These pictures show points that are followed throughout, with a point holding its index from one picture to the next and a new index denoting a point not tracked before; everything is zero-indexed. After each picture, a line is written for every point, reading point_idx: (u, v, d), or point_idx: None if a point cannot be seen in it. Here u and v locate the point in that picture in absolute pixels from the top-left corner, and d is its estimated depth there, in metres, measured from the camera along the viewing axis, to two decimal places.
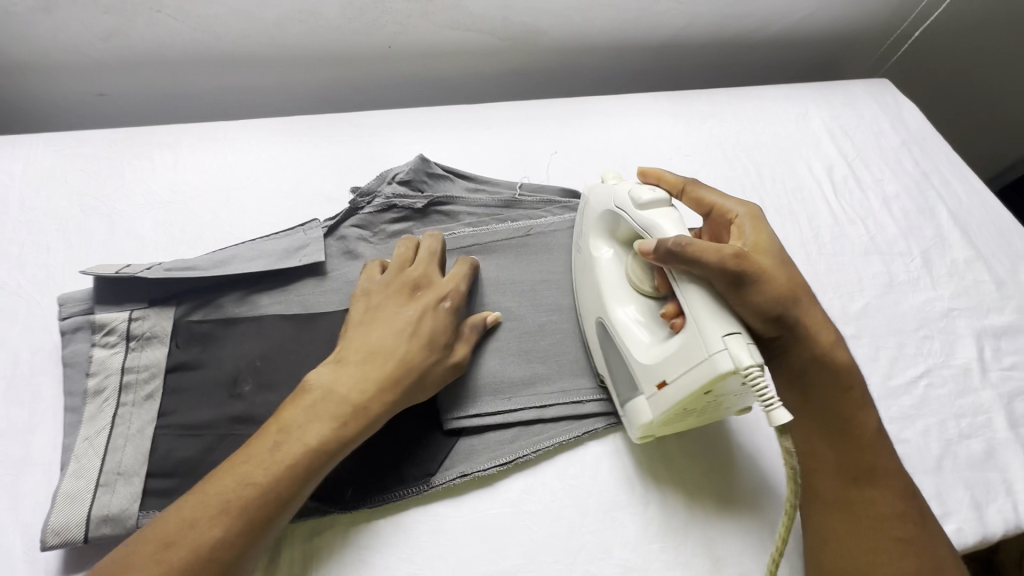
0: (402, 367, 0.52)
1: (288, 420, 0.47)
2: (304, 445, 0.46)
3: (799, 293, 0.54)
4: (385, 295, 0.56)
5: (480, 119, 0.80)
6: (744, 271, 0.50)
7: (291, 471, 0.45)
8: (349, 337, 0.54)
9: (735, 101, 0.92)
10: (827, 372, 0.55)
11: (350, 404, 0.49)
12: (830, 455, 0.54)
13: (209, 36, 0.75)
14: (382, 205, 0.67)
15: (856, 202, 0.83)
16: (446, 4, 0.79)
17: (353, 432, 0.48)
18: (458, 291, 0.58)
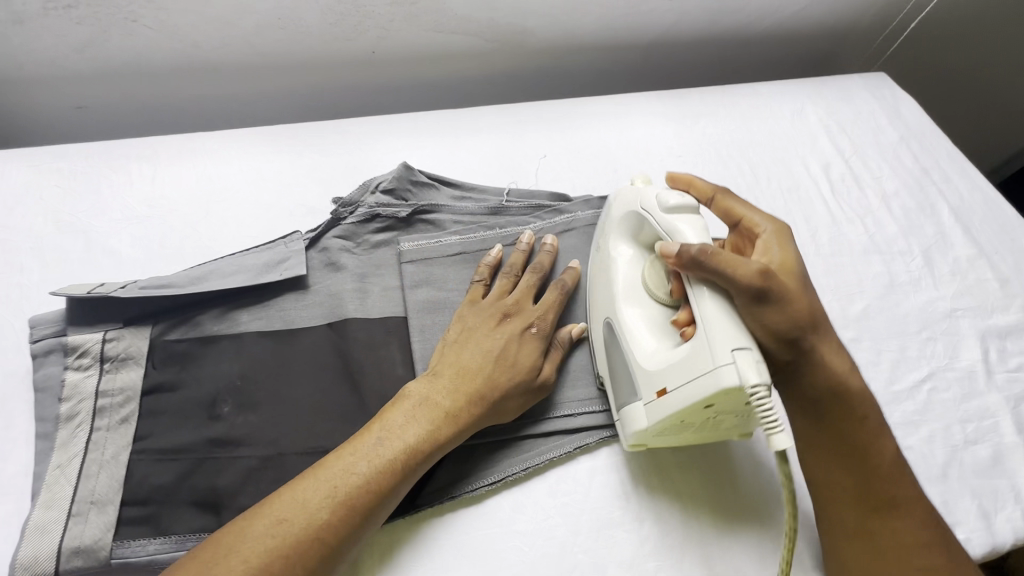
0: (493, 384, 0.53)
1: (389, 419, 0.50)
2: (404, 444, 0.49)
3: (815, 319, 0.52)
4: (481, 314, 0.58)
5: (466, 124, 0.78)
6: (767, 290, 0.48)
7: (388, 471, 0.47)
8: (449, 350, 0.56)
9: (729, 100, 0.90)
10: (843, 402, 0.53)
11: (446, 410, 0.51)
12: (850, 487, 0.52)
13: (188, 46, 0.73)
14: (365, 215, 0.65)
15: (855, 200, 0.81)
16: (429, 7, 0.77)
17: (448, 437, 0.51)
18: (547, 317, 0.59)
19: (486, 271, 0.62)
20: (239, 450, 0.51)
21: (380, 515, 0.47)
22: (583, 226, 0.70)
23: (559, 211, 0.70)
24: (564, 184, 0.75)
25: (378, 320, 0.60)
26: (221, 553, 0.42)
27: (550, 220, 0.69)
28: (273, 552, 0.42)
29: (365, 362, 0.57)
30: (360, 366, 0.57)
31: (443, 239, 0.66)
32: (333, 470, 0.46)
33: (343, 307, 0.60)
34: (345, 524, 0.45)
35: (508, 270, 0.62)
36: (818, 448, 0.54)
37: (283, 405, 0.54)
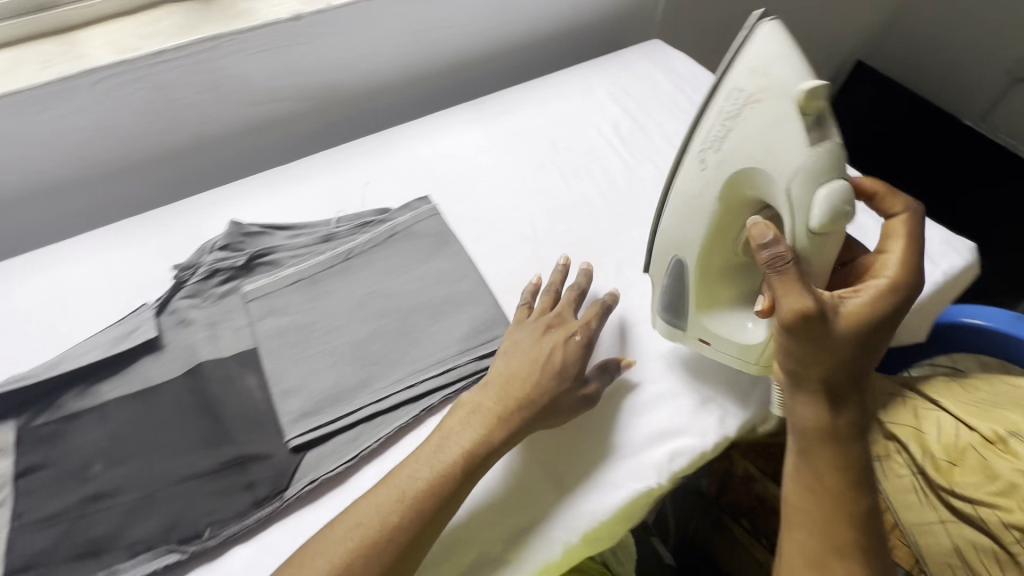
0: (538, 388, 0.60)
1: (446, 428, 0.58)
2: (462, 448, 0.56)
3: (857, 373, 0.55)
4: (535, 331, 0.65)
5: (294, 175, 0.88)
6: (817, 323, 0.52)
7: (448, 475, 0.55)
8: (510, 358, 0.63)
9: (526, 95, 1.03)
10: (843, 458, 0.55)
11: (496, 413, 0.59)
12: (828, 510, 0.55)
13: (22, 175, 0.81)
14: (206, 272, 0.73)
15: (643, 146, 0.95)
16: (233, 85, 0.88)
17: (500, 441, 0.58)
18: (587, 327, 0.66)
19: (529, 292, 0.71)
20: (113, 499, 0.57)
21: (446, 512, 0.54)
22: (406, 228, 0.80)
23: (383, 223, 0.80)
24: (388, 201, 0.85)
25: (231, 357, 0.67)
26: (311, 553, 0.50)
27: (376, 232, 0.79)
28: (354, 553, 0.50)
29: (221, 394, 0.64)
30: (217, 399, 0.64)
31: (281, 273, 0.75)
32: (411, 476, 0.54)
33: (197, 353, 0.67)
34: (415, 521, 0.52)
35: (548, 288, 0.71)
36: (822, 471, 0.55)
37: (151, 450, 0.60)
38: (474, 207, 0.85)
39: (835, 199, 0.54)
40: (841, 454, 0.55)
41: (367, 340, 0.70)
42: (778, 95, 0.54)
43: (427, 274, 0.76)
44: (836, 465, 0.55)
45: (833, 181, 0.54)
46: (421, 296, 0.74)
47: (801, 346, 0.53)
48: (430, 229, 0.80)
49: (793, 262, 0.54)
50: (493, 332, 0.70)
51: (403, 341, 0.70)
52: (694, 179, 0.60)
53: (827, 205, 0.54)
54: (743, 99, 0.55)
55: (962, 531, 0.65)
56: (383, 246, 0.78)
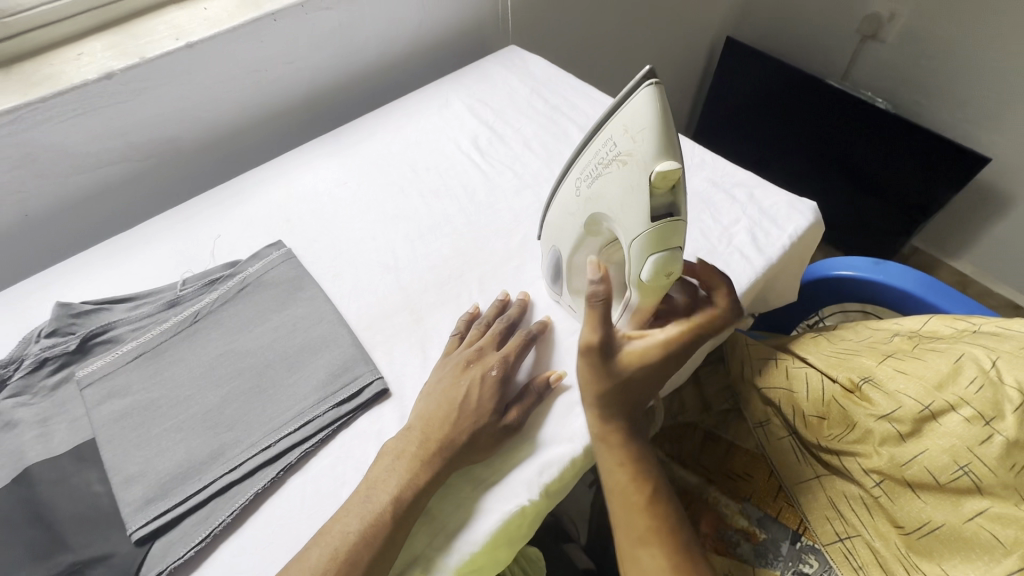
0: (457, 427, 0.60)
1: (372, 478, 0.57)
2: (388, 494, 0.55)
3: (637, 390, 0.62)
4: (459, 368, 0.65)
5: (135, 240, 0.83)
6: (600, 354, 0.60)
7: (377, 522, 0.54)
8: (431, 393, 0.63)
9: (384, 119, 1.02)
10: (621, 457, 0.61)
11: (419, 457, 0.58)
12: (626, 509, 0.60)
13: None
14: (32, 364, 0.67)
15: (501, 155, 0.94)
16: (51, 157, 0.81)
17: (424, 481, 0.57)
18: (508, 359, 0.66)
19: (465, 322, 0.71)
20: None
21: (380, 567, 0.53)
22: (256, 279, 0.76)
23: (232, 277, 0.76)
24: (239, 252, 0.81)
25: (65, 453, 0.62)
26: None
27: (225, 287, 0.75)
28: None
29: (56, 495, 0.59)
30: (50, 502, 0.58)
31: (121, 350, 0.70)
32: (336, 531, 0.54)
33: (25, 456, 0.61)
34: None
35: (481, 321, 0.71)
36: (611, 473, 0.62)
37: None
38: (332, 244, 0.82)
39: (662, 267, 0.51)
40: (622, 454, 0.61)
41: (219, 406, 0.66)
42: (636, 168, 0.47)
43: (282, 323, 0.72)
44: (621, 465, 0.61)
45: (665, 254, 0.50)
46: (275, 347, 0.70)
47: (592, 369, 0.61)
48: (283, 276, 0.77)
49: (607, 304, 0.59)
50: (351, 374, 0.67)
51: (258, 399, 0.66)
52: (570, 199, 0.59)
53: (651, 272, 0.51)
54: (609, 156, 0.50)
55: (834, 483, 0.70)
56: (233, 302, 0.74)
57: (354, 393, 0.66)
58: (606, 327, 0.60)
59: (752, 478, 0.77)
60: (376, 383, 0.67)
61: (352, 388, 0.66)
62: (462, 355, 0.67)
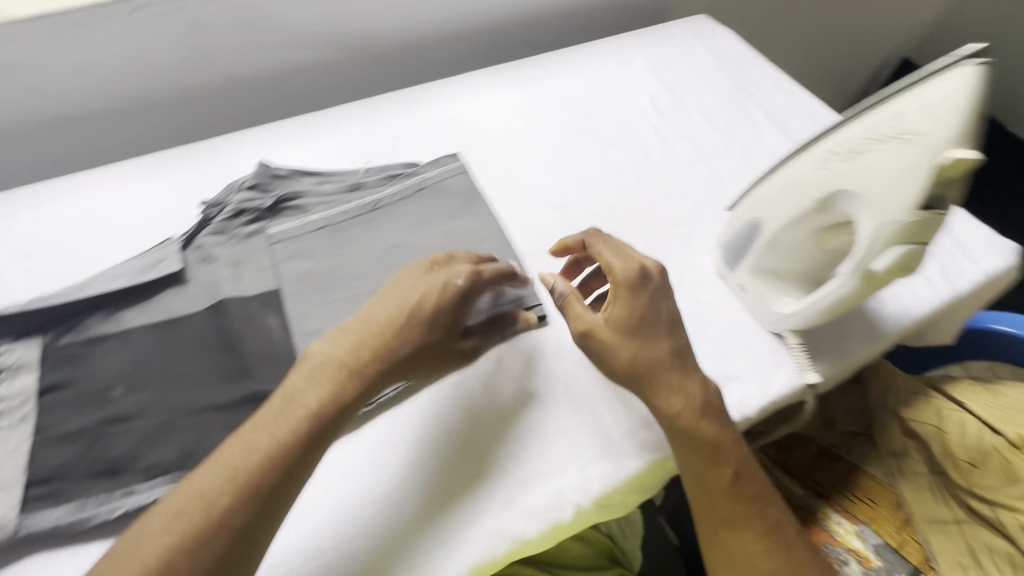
0: (397, 339, 0.55)
1: (287, 390, 0.52)
2: (304, 411, 0.50)
3: (662, 371, 0.57)
4: (409, 280, 0.58)
5: (324, 122, 0.87)
6: (590, 340, 0.59)
7: (287, 442, 0.49)
8: (362, 310, 0.56)
9: (565, 61, 1.01)
10: (690, 433, 0.56)
11: (348, 365, 0.53)
12: (710, 506, 0.56)
13: (52, 100, 0.80)
14: (232, 212, 0.73)
15: (680, 121, 0.92)
16: (269, 28, 0.86)
17: (348, 396, 0.52)
18: (474, 279, 0.59)
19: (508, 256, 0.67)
20: (137, 422, 0.57)
21: (282, 496, 0.48)
22: (434, 184, 0.78)
23: (411, 177, 0.79)
24: (417, 157, 0.84)
25: (253, 297, 0.67)
26: (135, 539, 0.44)
27: (404, 184, 0.78)
28: (181, 538, 0.44)
29: (245, 331, 0.64)
30: (241, 334, 0.64)
31: (307, 218, 0.74)
32: (238, 452, 0.48)
33: (220, 290, 0.67)
34: (243, 514, 0.46)
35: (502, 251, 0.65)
36: (682, 448, 0.57)
37: (171, 378, 0.60)
38: (503, 170, 0.84)
39: (904, 259, 0.51)
40: (685, 430, 0.56)
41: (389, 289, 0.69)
42: (927, 152, 0.48)
43: (453, 232, 0.75)
44: (688, 442, 0.56)
45: (914, 247, 0.51)
46: (445, 252, 0.73)
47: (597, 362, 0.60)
48: (458, 187, 0.79)
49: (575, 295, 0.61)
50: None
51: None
52: (806, 171, 0.57)
53: (891, 262, 0.52)
54: (891, 131, 0.50)
55: (977, 534, 0.67)
56: (410, 200, 0.77)
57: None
58: (580, 311, 0.60)
59: (878, 505, 0.74)
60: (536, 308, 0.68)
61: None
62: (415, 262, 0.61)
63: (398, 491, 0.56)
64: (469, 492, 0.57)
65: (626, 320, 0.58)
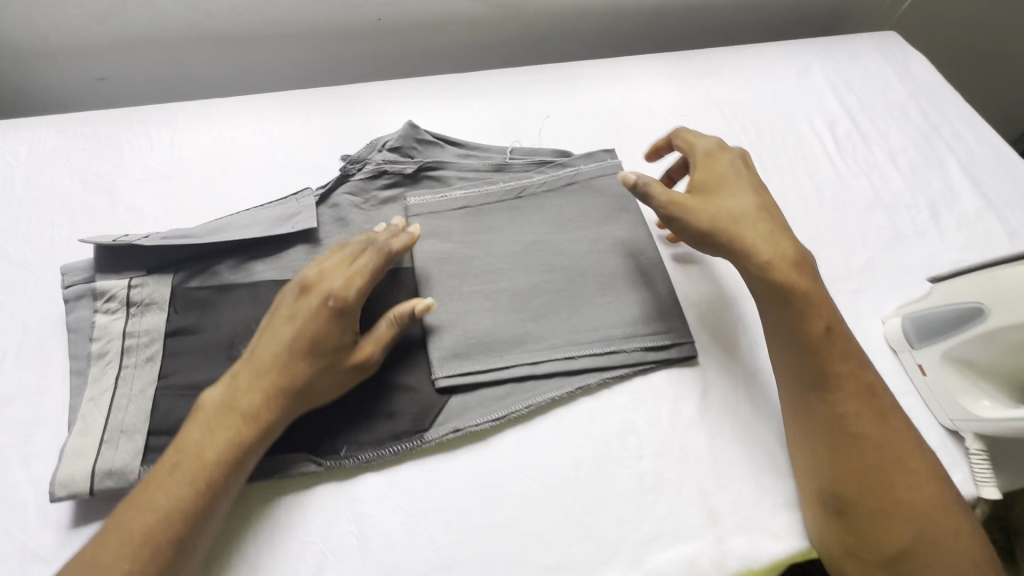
0: (291, 370, 0.48)
1: (180, 441, 0.46)
2: (207, 464, 0.44)
3: (734, 222, 0.58)
4: (283, 308, 0.50)
5: (471, 88, 0.80)
6: (675, 211, 0.59)
7: (193, 495, 0.43)
8: (253, 339, 0.49)
9: (735, 61, 0.89)
10: (787, 311, 0.55)
11: (241, 413, 0.46)
12: (806, 391, 0.53)
13: (200, 15, 0.76)
14: (372, 171, 0.67)
15: (860, 156, 0.81)
16: None
17: (253, 445, 0.46)
18: (349, 303, 0.49)
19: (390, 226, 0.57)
20: None
21: (188, 558, 0.44)
22: (585, 180, 0.71)
23: (561, 167, 0.72)
24: (566, 145, 0.76)
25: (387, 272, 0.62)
26: None
27: (554, 174, 0.71)
28: None
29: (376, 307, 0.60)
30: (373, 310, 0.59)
31: (448, 193, 0.68)
32: (141, 514, 0.42)
33: None
34: None
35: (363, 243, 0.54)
36: (781, 328, 0.55)
37: None
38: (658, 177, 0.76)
39: None
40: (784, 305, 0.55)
41: (529, 291, 0.63)
42: None
43: (601, 238, 0.67)
44: (785, 321, 0.55)
45: None
46: (590, 260, 0.66)
47: (679, 227, 0.60)
48: (611, 190, 0.71)
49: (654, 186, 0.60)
50: (663, 325, 0.62)
51: (565, 302, 0.63)
52: None
53: None
54: None
55: None
56: (558, 194, 0.70)
57: (664, 347, 0.61)
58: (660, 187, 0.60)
59: None
60: (686, 346, 0.61)
61: (663, 341, 0.61)
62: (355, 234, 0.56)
63: (518, 523, 0.52)
64: (592, 540, 0.52)
65: (705, 188, 0.60)
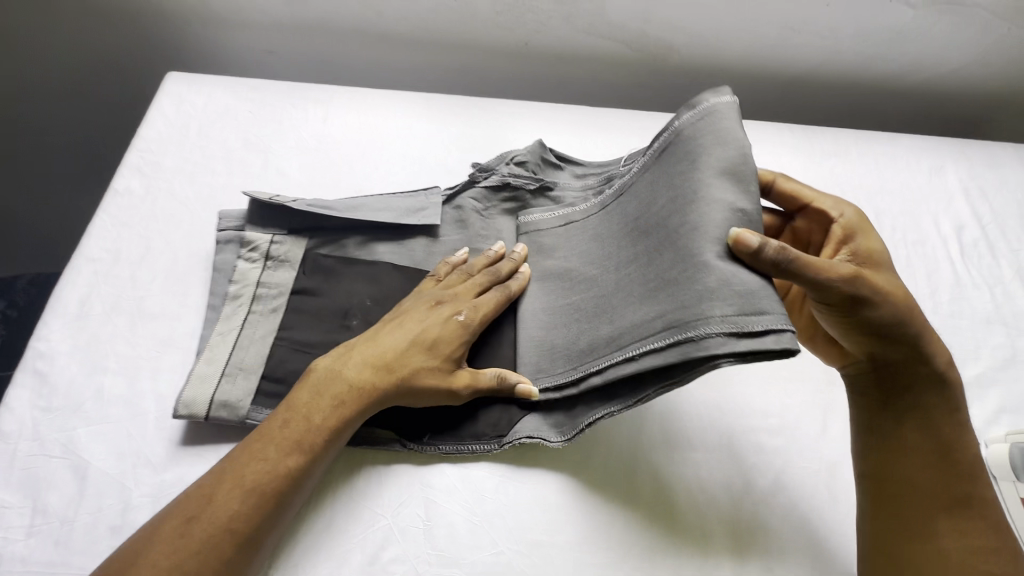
0: (405, 361, 0.52)
1: (292, 400, 0.50)
2: (314, 424, 0.48)
3: (914, 307, 0.53)
4: (415, 311, 0.56)
5: (599, 121, 0.83)
6: (863, 289, 0.49)
7: (299, 450, 0.47)
8: (378, 329, 0.55)
9: (863, 144, 0.88)
10: (938, 391, 0.53)
11: (351, 384, 0.51)
12: (940, 486, 0.50)
13: (372, 13, 0.84)
14: (497, 181, 0.69)
15: (985, 267, 0.77)
16: (587, 9, 0.83)
17: (357, 414, 0.50)
18: (476, 318, 0.56)
19: (497, 252, 0.63)
20: None
21: (289, 505, 0.47)
22: (680, 135, 0.55)
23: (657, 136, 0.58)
24: None
25: None
26: (153, 535, 0.43)
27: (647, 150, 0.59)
28: (205, 538, 0.43)
29: None
30: None
31: (562, 209, 0.66)
32: (251, 459, 0.46)
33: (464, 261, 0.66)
34: (246, 521, 0.44)
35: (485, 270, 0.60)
36: (937, 424, 0.52)
37: None
38: None
39: None
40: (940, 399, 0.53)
41: (606, 289, 0.57)
42: None
43: (680, 193, 0.52)
44: (950, 412, 0.53)
45: None
46: (666, 230, 0.52)
47: (861, 312, 0.51)
48: (710, 127, 0.53)
49: (799, 259, 0.47)
50: (737, 309, 0.45)
51: (638, 289, 0.53)
52: None
53: None
54: None
55: None
56: (652, 168, 0.57)
57: (747, 332, 0.45)
58: (829, 261, 0.48)
59: None
60: (780, 335, 0.44)
61: (740, 325, 0.45)
62: (477, 260, 0.62)
63: (578, 551, 0.52)
64: None
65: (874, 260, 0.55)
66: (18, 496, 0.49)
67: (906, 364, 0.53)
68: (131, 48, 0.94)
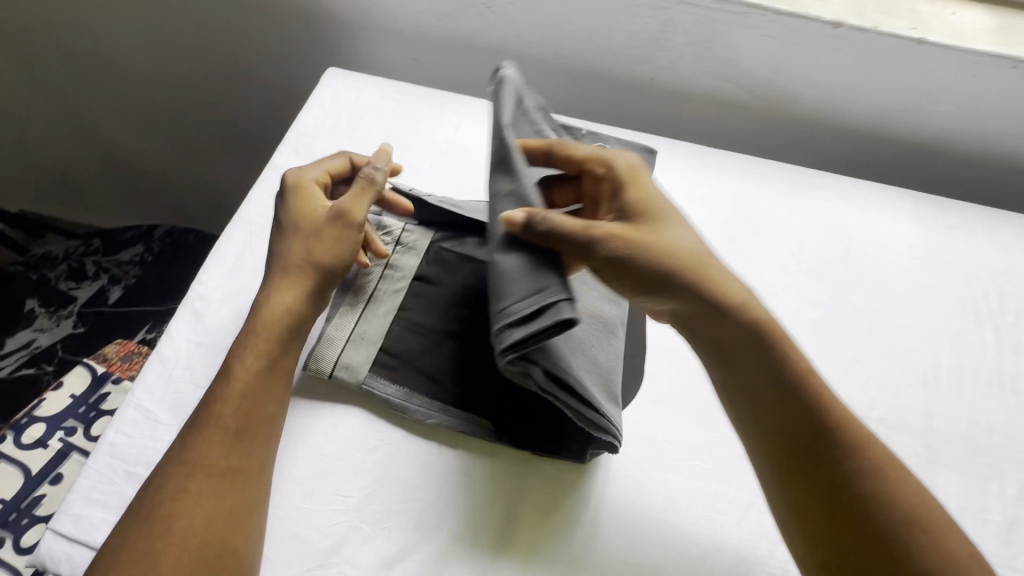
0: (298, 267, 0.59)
1: (236, 350, 0.55)
2: (236, 364, 0.54)
3: (682, 253, 0.53)
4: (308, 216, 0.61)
5: (713, 163, 0.85)
6: (618, 247, 0.51)
7: (229, 389, 0.53)
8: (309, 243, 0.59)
9: (992, 221, 0.84)
10: (751, 338, 0.52)
11: (255, 319, 0.56)
12: (787, 445, 0.50)
13: (513, 35, 0.90)
14: None
15: None
16: (719, 52, 0.85)
17: (276, 355, 0.55)
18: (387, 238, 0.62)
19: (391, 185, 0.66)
20: (472, 352, 0.61)
21: (259, 447, 0.52)
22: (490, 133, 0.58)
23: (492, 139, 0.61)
24: (789, 246, 0.78)
25: None
26: (155, 477, 0.49)
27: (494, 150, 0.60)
28: (193, 478, 0.48)
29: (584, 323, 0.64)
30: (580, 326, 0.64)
31: None
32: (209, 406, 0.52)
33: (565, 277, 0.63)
34: (222, 461, 0.49)
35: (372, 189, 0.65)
36: (778, 390, 0.51)
37: None
38: (877, 310, 0.74)
39: None
40: (751, 350, 0.52)
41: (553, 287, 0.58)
42: None
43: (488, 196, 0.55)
44: (783, 363, 0.51)
45: None
46: None
47: (627, 274, 0.52)
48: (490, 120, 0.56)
49: (556, 228, 0.47)
50: (514, 295, 0.46)
51: None
52: None
53: None
54: None
55: None
56: None
57: (523, 320, 0.45)
58: (579, 220, 0.49)
59: None
60: (547, 313, 0.45)
61: (518, 313, 0.45)
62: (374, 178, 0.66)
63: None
64: None
65: (642, 207, 0.55)
66: (170, 415, 0.56)
67: (701, 316, 0.53)
68: (283, 56, 1.04)
